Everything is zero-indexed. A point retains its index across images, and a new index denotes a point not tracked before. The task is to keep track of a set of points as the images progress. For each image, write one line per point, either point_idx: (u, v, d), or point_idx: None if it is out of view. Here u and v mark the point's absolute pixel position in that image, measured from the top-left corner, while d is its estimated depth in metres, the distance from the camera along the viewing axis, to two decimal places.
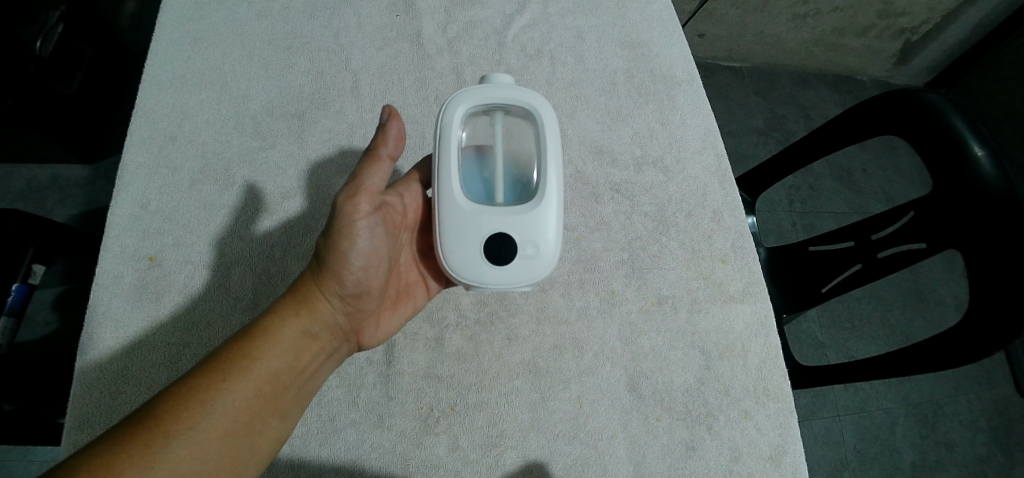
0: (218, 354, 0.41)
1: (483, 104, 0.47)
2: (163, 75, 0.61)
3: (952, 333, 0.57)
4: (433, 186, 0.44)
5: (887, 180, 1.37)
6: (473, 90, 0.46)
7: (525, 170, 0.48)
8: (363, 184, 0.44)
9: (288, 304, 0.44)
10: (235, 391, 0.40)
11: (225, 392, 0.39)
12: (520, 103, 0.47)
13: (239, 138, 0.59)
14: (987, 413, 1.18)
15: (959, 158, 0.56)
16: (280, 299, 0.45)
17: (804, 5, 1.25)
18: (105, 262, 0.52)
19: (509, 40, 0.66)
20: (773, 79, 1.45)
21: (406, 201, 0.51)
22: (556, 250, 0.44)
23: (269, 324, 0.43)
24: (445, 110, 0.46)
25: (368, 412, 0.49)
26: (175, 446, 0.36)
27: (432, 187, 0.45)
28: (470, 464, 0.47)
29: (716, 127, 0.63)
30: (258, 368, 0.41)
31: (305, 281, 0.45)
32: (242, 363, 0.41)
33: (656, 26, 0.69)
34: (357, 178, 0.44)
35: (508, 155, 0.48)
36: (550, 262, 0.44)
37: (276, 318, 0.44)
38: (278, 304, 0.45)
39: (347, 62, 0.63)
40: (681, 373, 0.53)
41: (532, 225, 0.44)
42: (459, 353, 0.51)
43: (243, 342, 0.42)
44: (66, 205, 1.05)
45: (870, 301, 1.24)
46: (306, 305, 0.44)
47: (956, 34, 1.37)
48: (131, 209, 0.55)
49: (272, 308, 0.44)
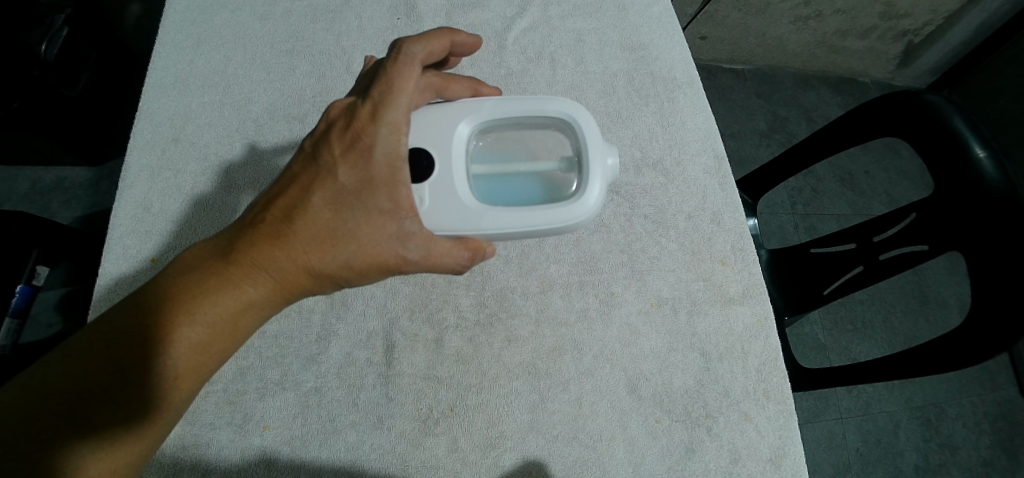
0: (179, 329, 0.37)
1: (575, 153, 0.47)
2: (167, 78, 0.62)
3: (951, 335, 0.58)
4: (472, 116, 0.44)
5: (889, 182, 1.37)
6: (600, 141, 0.46)
7: (512, 193, 0.46)
8: (419, 258, 0.40)
9: (219, 272, 0.39)
10: (146, 374, 0.37)
11: (151, 373, 0.37)
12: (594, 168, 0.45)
13: (242, 140, 0.59)
14: (991, 416, 1.17)
15: (961, 160, 0.56)
16: (213, 259, 0.40)
17: (806, 7, 1.24)
18: (107, 263, 0.53)
19: (509, 43, 0.66)
20: (773, 82, 1.46)
21: (388, 149, 0.40)
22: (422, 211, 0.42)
23: (239, 298, 0.39)
24: (564, 120, 0.46)
25: (368, 413, 0.48)
26: (102, 427, 0.35)
27: (470, 116, 0.44)
28: (470, 465, 0.47)
29: (716, 130, 0.63)
30: (178, 347, 0.37)
31: (248, 254, 0.39)
32: (207, 351, 0.38)
33: (656, 28, 0.69)
34: (425, 255, 0.40)
35: (544, 178, 0.47)
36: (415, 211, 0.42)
37: (203, 288, 0.39)
38: (210, 266, 0.40)
39: (348, 65, 0.63)
40: (681, 375, 0.53)
41: (448, 192, 0.42)
42: (459, 354, 0.51)
43: (192, 319, 0.38)
44: (71, 207, 1.09)
45: (873, 303, 1.24)
46: (242, 281, 0.39)
47: (957, 37, 1.37)
48: (135, 211, 0.55)
49: (203, 269, 0.39)
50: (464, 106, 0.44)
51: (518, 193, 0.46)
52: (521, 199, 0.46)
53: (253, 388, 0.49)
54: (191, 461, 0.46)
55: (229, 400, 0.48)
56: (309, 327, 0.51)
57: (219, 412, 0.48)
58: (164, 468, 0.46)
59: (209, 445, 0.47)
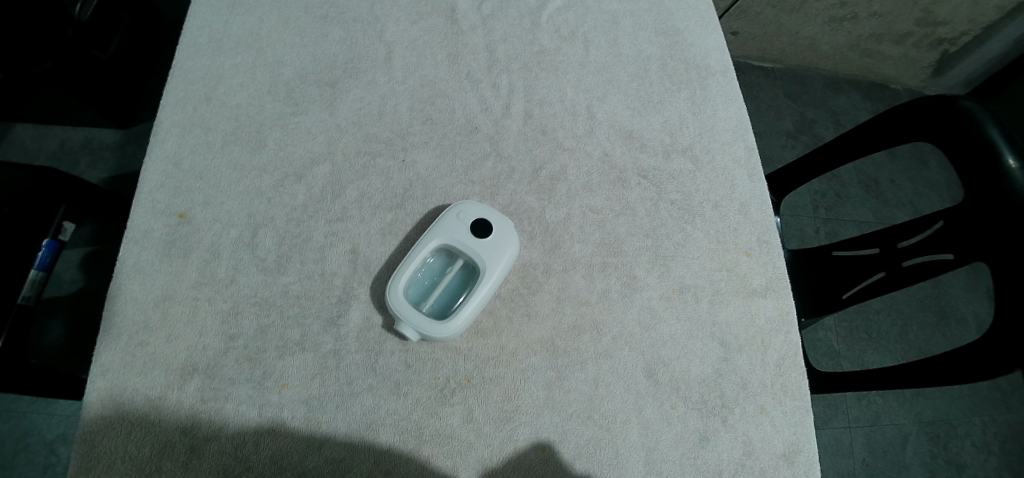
0: None
1: (439, 323, 0.47)
2: (201, 37, 0.60)
3: (975, 346, 0.56)
4: (496, 261, 0.48)
5: (916, 192, 1.35)
6: (428, 332, 0.46)
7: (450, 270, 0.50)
8: None
9: None
10: None
11: None
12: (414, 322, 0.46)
13: (272, 103, 0.57)
14: (1002, 437, 1.16)
15: (993, 169, 0.55)
16: None
17: (842, 8, 1.21)
18: (135, 217, 0.52)
19: (543, 20, 0.65)
20: (803, 83, 1.44)
21: None
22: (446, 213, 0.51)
23: None
24: (445, 325, 0.46)
25: (385, 378, 0.48)
26: None
27: (500, 260, 0.48)
28: (484, 437, 0.47)
29: (749, 121, 0.62)
30: None
31: None
32: None
33: (691, 15, 0.68)
34: None
35: (438, 294, 0.49)
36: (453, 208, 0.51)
37: None
38: None
39: (381, 34, 0.62)
40: (698, 363, 0.52)
41: (450, 228, 0.50)
42: (478, 327, 0.50)
43: None
44: (97, 167, 1.11)
45: (890, 313, 1.22)
46: None
47: (995, 49, 1.33)
48: (164, 167, 0.54)
49: None
50: (514, 253, 0.50)
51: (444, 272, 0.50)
52: (437, 272, 0.50)
53: (274, 347, 0.48)
54: (210, 413, 0.46)
55: (249, 357, 0.48)
56: (331, 289, 0.50)
57: (239, 367, 0.48)
58: (184, 418, 0.46)
59: (228, 399, 0.47)
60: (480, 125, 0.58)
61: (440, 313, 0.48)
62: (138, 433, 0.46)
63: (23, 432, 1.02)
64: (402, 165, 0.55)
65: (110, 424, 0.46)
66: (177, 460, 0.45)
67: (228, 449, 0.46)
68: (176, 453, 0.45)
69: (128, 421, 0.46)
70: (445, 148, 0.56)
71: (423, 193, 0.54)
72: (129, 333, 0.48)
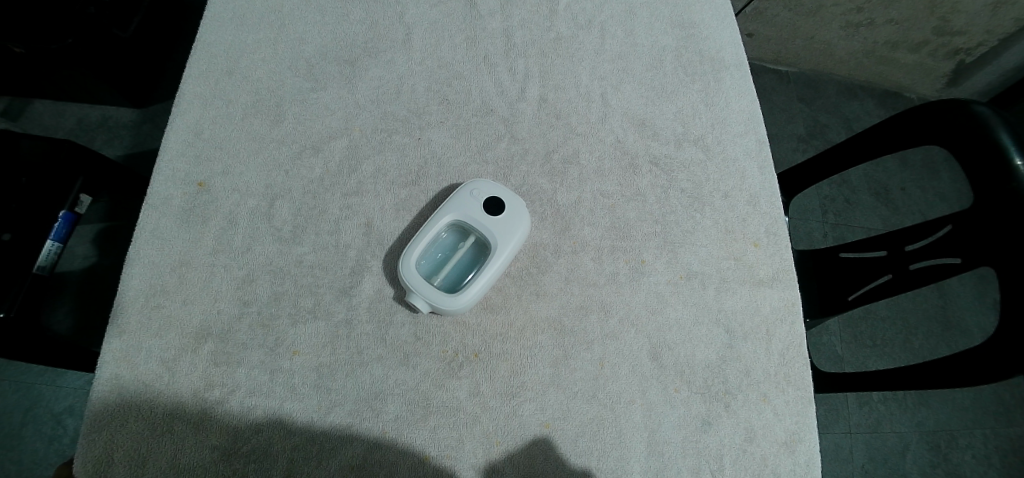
0: None
1: (450, 297, 0.48)
2: (225, 12, 0.61)
3: (982, 347, 0.56)
4: (506, 239, 0.49)
5: (924, 200, 1.34)
6: (439, 306, 0.47)
7: (462, 246, 0.51)
8: None
9: None
10: None
11: None
12: (427, 294, 0.47)
13: (293, 78, 0.58)
14: (1003, 450, 1.15)
15: (1001, 170, 0.55)
16: None
17: (858, 14, 1.21)
18: (156, 184, 0.53)
19: (561, 8, 0.65)
20: (815, 86, 1.44)
21: None
22: (460, 190, 0.51)
23: None
24: (456, 299, 0.47)
25: (394, 349, 0.49)
26: None
27: (511, 237, 0.49)
28: (489, 411, 0.48)
29: (760, 113, 0.63)
30: None
31: None
32: None
33: (708, 9, 0.68)
34: None
35: (449, 268, 0.50)
36: (468, 185, 0.52)
37: None
38: None
39: (400, 16, 0.62)
40: (703, 348, 0.53)
41: (463, 204, 0.50)
42: (487, 303, 0.51)
43: None
44: (114, 145, 1.13)
45: (895, 320, 1.22)
46: None
47: (1011, 61, 1.33)
48: (186, 137, 0.55)
49: None
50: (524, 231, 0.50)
51: (456, 248, 0.51)
52: (450, 249, 0.51)
53: (287, 314, 0.49)
54: (222, 377, 0.47)
55: (261, 323, 0.49)
56: (345, 260, 0.51)
57: (252, 333, 0.49)
58: (195, 381, 0.47)
59: (240, 364, 0.48)
60: (495, 108, 0.58)
61: (451, 288, 0.49)
62: (152, 392, 0.47)
63: (30, 403, 1.03)
64: (418, 142, 0.56)
65: (124, 384, 0.47)
66: (188, 421, 0.46)
67: (238, 412, 0.46)
68: (189, 413, 0.46)
69: (142, 380, 0.47)
70: (460, 128, 0.57)
71: (438, 171, 0.55)
72: (146, 296, 0.50)
